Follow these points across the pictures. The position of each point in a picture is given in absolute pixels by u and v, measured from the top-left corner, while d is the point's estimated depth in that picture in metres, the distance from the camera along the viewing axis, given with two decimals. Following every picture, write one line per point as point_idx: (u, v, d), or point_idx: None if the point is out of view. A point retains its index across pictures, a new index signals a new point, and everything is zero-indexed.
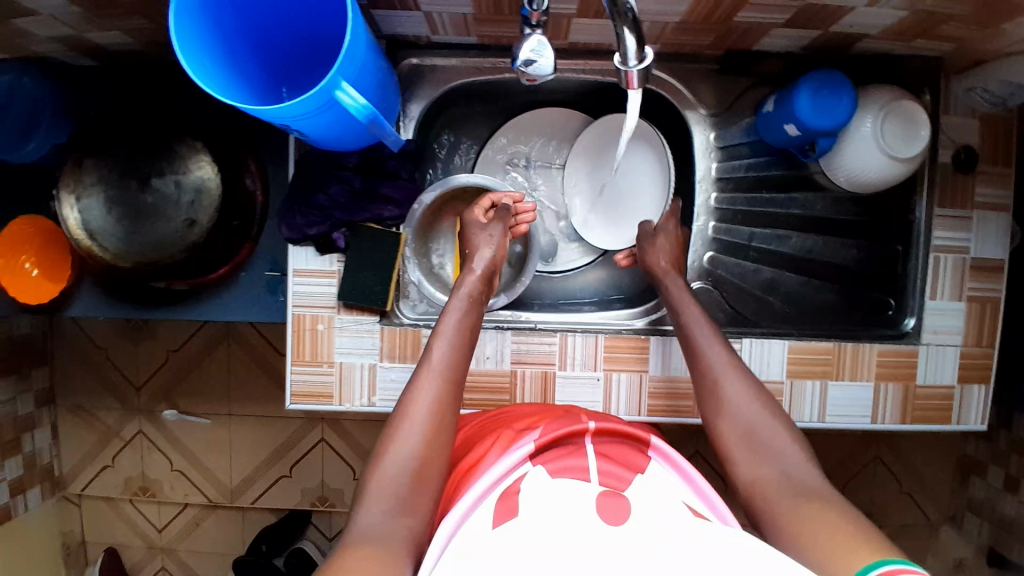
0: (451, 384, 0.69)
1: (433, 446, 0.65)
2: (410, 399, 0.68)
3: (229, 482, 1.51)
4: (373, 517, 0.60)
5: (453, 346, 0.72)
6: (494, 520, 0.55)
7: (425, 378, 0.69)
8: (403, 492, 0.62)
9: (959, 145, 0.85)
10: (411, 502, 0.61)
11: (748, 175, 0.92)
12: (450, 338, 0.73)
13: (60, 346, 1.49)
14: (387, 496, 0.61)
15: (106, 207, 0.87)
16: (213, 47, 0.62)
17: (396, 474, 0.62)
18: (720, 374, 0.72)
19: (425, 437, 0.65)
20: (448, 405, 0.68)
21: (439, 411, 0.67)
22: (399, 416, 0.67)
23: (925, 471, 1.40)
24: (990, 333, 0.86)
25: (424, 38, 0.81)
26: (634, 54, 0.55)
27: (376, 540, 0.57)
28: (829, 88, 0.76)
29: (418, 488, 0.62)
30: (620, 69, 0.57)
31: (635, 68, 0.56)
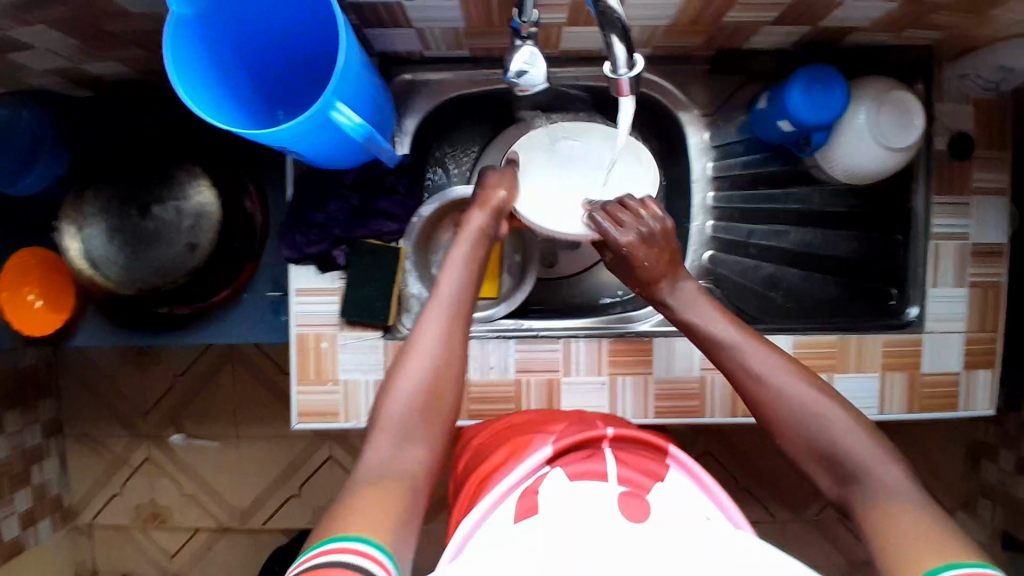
0: (461, 314, 0.67)
1: (440, 378, 0.63)
2: (417, 332, 0.66)
3: (239, 504, 1.50)
4: (380, 447, 0.59)
5: (463, 276, 0.70)
6: (516, 514, 0.56)
7: (433, 308, 0.67)
8: (413, 422, 0.61)
9: (953, 132, 0.85)
10: (416, 435, 0.61)
11: (743, 173, 0.92)
12: (459, 267, 0.70)
13: (65, 376, 1.49)
14: (394, 428, 0.60)
15: (108, 236, 0.87)
16: (208, 74, 0.62)
17: (404, 407, 0.61)
18: (745, 355, 0.66)
19: (433, 368, 0.63)
20: (457, 333, 0.66)
21: (449, 340, 0.65)
22: (406, 347, 0.65)
23: (936, 459, 1.39)
24: (994, 318, 0.86)
25: (417, 54, 0.82)
26: (625, 61, 0.55)
27: (387, 477, 0.56)
28: (821, 83, 0.76)
29: (428, 418, 0.62)
30: (610, 77, 0.57)
31: (626, 76, 0.56)
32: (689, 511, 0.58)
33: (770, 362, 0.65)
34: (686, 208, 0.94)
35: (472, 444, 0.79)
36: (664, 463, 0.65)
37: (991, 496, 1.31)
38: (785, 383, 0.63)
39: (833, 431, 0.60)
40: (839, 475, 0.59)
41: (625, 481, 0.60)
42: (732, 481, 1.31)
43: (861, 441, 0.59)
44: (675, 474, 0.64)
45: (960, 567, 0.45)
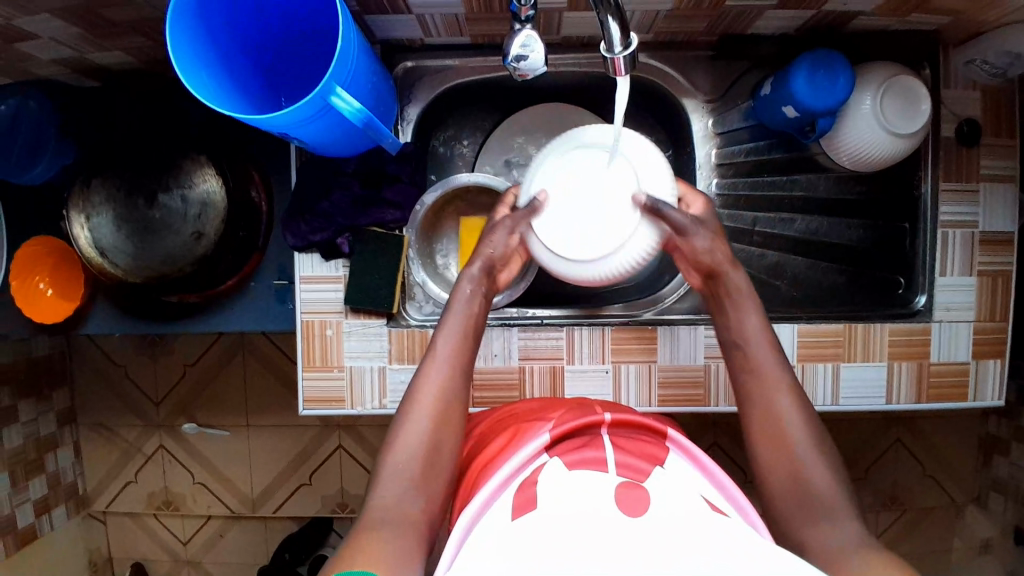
0: (459, 371, 0.70)
1: (441, 435, 0.66)
2: (417, 388, 0.68)
3: (251, 492, 1.52)
4: (384, 499, 0.61)
5: (462, 335, 0.71)
6: (512, 512, 0.56)
7: (432, 366, 0.69)
8: (415, 478, 0.63)
9: (961, 119, 0.84)
10: (419, 490, 0.62)
11: (748, 160, 0.91)
12: (458, 328, 0.72)
13: (79, 366, 1.52)
14: (397, 479, 0.62)
15: (116, 225, 0.88)
16: (209, 60, 0.62)
17: (405, 461, 0.63)
18: (768, 375, 0.68)
19: (433, 421, 0.66)
20: (456, 388, 0.69)
21: (447, 394, 0.68)
22: (408, 406, 0.67)
23: (948, 453, 1.38)
24: (1004, 307, 0.85)
25: (419, 41, 0.82)
26: (619, 40, 0.53)
27: (388, 524, 0.58)
28: (824, 68, 0.75)
29: (429, 472, 0.64)
30: (606, 57, 0.55)
31: (621, 54, 0.54)
32: (689, 493, 0.58)
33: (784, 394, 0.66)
34: None
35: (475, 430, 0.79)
36: (663, 447, 0.66)
37: (1003, 491, 1.31)
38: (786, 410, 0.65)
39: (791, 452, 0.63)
40: (794, 499, 0.61)
41: (624, 467, 0.61)
42: (741, 474, 1.31)
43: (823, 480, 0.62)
44: (676, 458, 0.65)
45: None
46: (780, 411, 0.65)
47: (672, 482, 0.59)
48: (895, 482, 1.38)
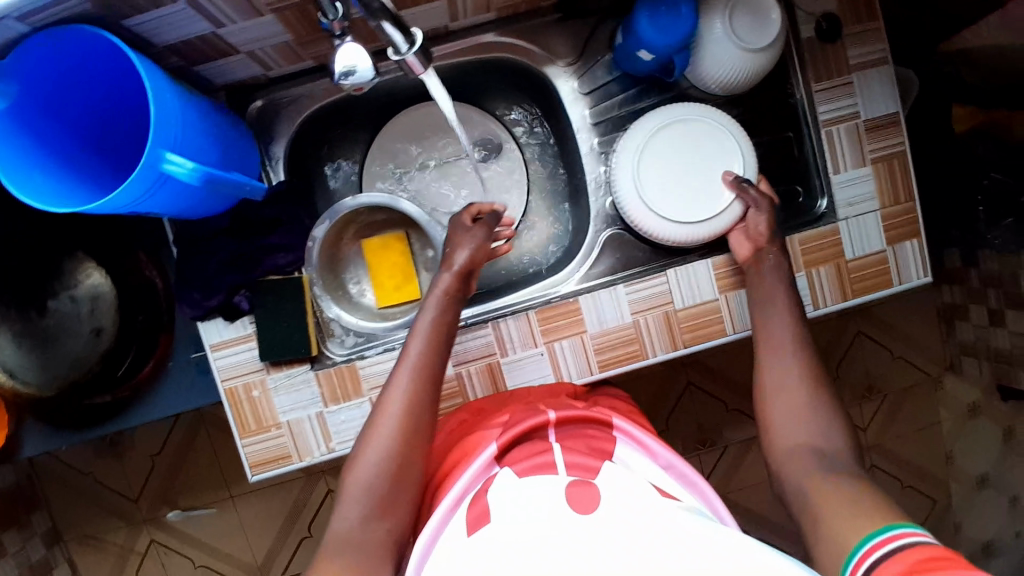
0: (427, 378, 0.70)
1: (409, 445, 0.66)
2: (384, 400, 0.69)
3: (255, 559, 1.50)
4: (346, 518, 0.62)
5: (429, 341, 0.73)
6: (467, 530, 0.57)
7: (400, 375, 0.70)
8: (380, 493, 0.63)
9: (819, 16, 0.84)
10: (384, 505, 0.63)
11: (622, 112, 0.89)
12: (426, 333, 0.73)
13: (48, 485, 1.47)
14: (359, 497, 0.63)
15: (14, 343, 0.83)
16: (43, 161, 0.60)
17: (369, 477, 0.64)
18: (773, 382, 0.70)
19: (399, 432, 0.66)
20: (423, 395, 0.69)
21: (414, 402, 0.68)
22: (373, 419, 0.68)
23: (910, 332, 1.41)
24: (906, 187, 0.85)
25: (263, 77, 0.79)
26: (402, 38, 0.56)
27: (351, 551, 0.59)
28: (664, 5, 0.74)
29: (396, 486, 0.64)
30: (398, 59, 0.58)
31: (409, 52, 0.57)
32: (638, 482, 0.61)
33: (783, 401, 0.69)
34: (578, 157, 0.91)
35: None
36: (609, 438, 0.68)
37: (974, 354, 1.31)
38: (784, 419, 0.68)
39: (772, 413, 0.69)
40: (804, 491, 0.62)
41: (575, 467, 0.62)
42: (721, 407, 1.32)
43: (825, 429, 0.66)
44: (622, 446, 0.68)
45: (903, 527, 0.52)
46: (773, 396, 0.70)
47: (621, 475, 0.61)
48: (868, 372, 1.41)
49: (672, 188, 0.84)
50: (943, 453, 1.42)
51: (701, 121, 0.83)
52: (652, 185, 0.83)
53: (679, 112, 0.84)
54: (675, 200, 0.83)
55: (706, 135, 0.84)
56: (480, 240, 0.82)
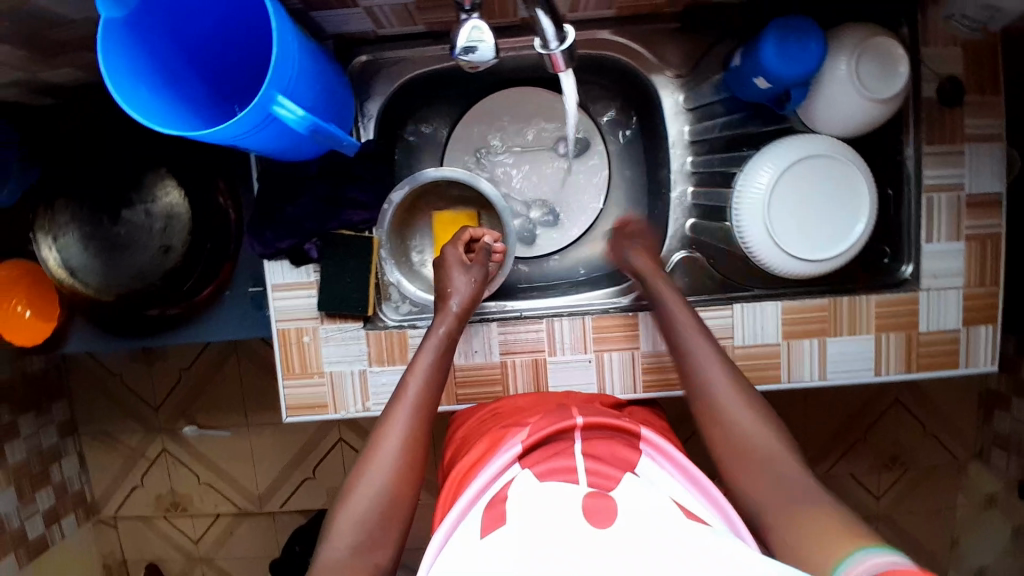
0: (424, 419, 0.69)
1: (403, 482, 0.63)
2: (379, 436, 0.66)
3: (257, 489, 1.54)
4: (335, 549, 0.59)
5: (426, 381, 0.72)
6: (482, 529, 0.54)
7: (396, 413, 0.68)
8: (371, 529, 0.60)
9: (943, 77, 0.80)
10: (372, 544, 0.60)
11: (722, 134, 0.86)
12: (423, 373, 0.72)
13: (77, 378, 1.52)
14: (351, 532, 0.60)
15: (85, 245, 0.86)
16: (150, 78, 0.60)
17: (362, 513, 0.61)
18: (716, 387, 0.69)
19: (396, 467, 0.64)
20: (420, 435, 0.67)
21: (411, 442, 0.66)
22: (368, 453, 0.65)
23: (947, 410, 1.37)
24: (993, 271, 0.82)
25: (372, 33, 0.78)
26: (555, 35, 0.52)
27: None
28: (795, 34, 0.71)
29: (387, 524, 0.61)
30: (542, 52, 0.54)
31: (558, 50, 0.53)
32: (658, 498, 0.56)
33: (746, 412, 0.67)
34: (666, 175, 0.91)
35: (456, 436, 0.78)
36: (636, 449, 0.64)
37: (1006, 446, 1.27)
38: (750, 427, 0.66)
39: (731, 412, 0.67)
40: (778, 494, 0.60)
41: (595, 477, 0.58)
42: None
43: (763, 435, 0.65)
44: (647, 459, 0.63)
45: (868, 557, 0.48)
46: (734, 407, 0.67)
47: (642, 489, 0.57)
48: (894, 440, 1.38)
49: (794, 217, 0.79)
50: (950, 537, 1.41)
51: (836, 152, 0.79)
52: (776, 212, 0.79)
53: (840, 150, 0.79)
54: (791, 232, 0.79)
55: (850, 181, 0.79)
56: (478, 281, 0.81)
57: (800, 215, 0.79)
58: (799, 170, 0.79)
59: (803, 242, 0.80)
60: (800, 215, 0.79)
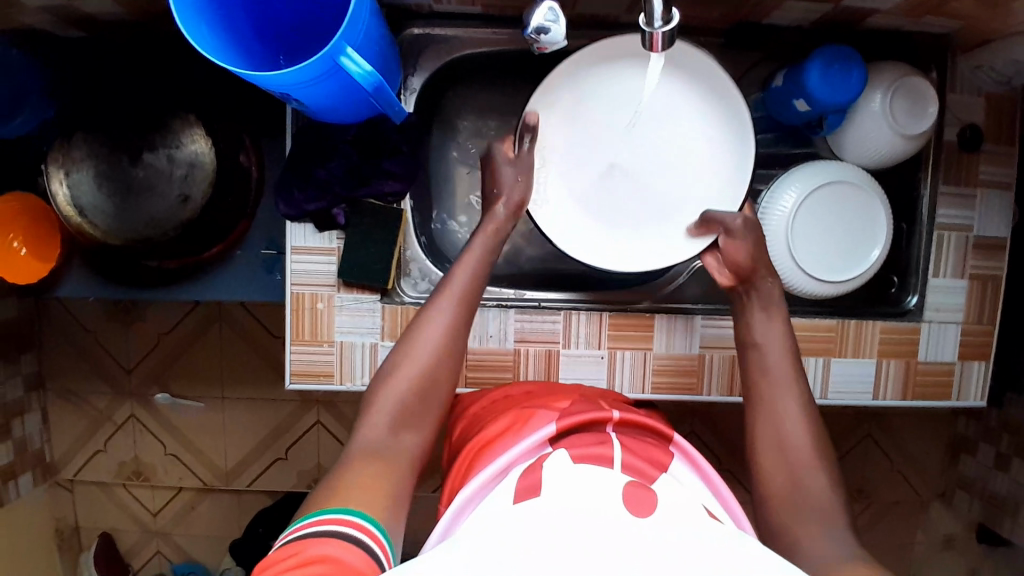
0: (464, 315, 0.69)
1: (435, 375, 0.65)
2: (417, 328, 0.67)
3: (225, 464, 1.46)
4: (374, 428, 0.61)
5: (473, 276, 0.71)
6: (515, 497, 0.54)
7: (443, 302, 0.69)
8: (408, 404, 0.63)
9: (965, 123, 0.84)
10: (413, 418, 0.63)
11: (756, 151, 0.88)
12: (472, 266, 0.72)
13: (49, 329, 1.43)
14: (388, 407, 0.62)
15: (97, 183, 0.85)
16: (211, 14, 0.60)
17: (399, 396, 0.63)
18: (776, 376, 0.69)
19: (434, 359, 0.66)
20: (458, 333, 0.68)
21: (449, 338, 0.67)
22: (406, 345, 0.67)
23: (917, 451, 1.39)
24: (991, 311, 0.86)
25: (427, 8, 0.79)
26: (660, 14, 0.54)
27: (380, 455, 0.58)
28: (840, 62, 0.74)
29: (422, 406, 0.64)
30: (644, 31, 0.55)
31: (661, 30, 0.54)
32: (689, 499, 0.56)
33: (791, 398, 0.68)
34: None
35: (464, 414, 0.78)
36: (666, 451, 0.63)
37: (968, 490, 1.32)
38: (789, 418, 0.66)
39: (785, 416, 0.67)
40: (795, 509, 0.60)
41: (629, 469, 0.58)
42: (716, 462, 1.31)
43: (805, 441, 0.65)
44: (678, 464, 0.62)
45: None
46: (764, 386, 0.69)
47: (674, 489, 0.57)
48: (863, 475, 1.39)
49: (830, 235, 0.82)
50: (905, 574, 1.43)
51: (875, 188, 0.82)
52: (814, 223, 0.82)
53: (872, 183, 0.82)
54: (824, 254, 0.82)
55: (873, 214, 0.82)
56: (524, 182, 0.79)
57: (840, 233, 0.82)
58: (835, 188, 0.81)
59: (840, 263, 0.82)
60: (840, 230, 0.82)
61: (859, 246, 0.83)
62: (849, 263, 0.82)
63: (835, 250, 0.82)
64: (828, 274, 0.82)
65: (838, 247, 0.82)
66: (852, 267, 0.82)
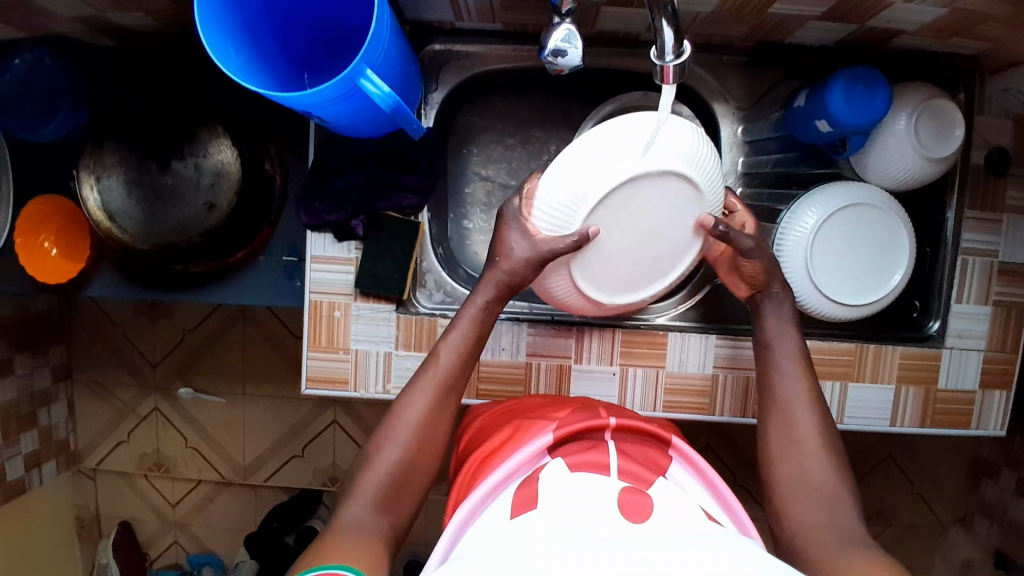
0: (447, 398, 0.69)
1: (416, 462, 0.65)
2: (402, 407, 0.68)
3: (242, 460, 1.49)
4: (356, 508, 0.61)
5: (460, 361, 0.70)
6: (511, 511, 0.55)
7: (425, 384, 0.68)
8: (389, 491, 0.63)
9: (993, 146, 0.83)
10: (393, 505, 0.63)
11: (773, 171, 0.87)
12: (456, 349, 0.70)
13: (77, 323, 1.47)
14: (374, 494, 0.62)
15: (127, 190, 0.87)
16: (238, 36, 0.62)
17: (382, 478, 0.63)
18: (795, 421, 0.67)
19: (413, 447, 0.65)
20: (439, 421, 0.68)
21: (433, 421, 0.67)
22: (389, 424, 0.67)
23: (937, 473, 1.36)
24: (1015, 339, 0.84)
25: (448, 24, 0.80)
26: (672, 48, 0.53)
27: (360, 532, 0.58)
28: (863, 84, 0.73)
29: (402, 493, 0.64)
30: (656, 63, 0.55)
31: (672, 63, 0.54)
32: (686, 503, 0.56)
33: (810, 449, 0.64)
34: None
35: (471, 426, 0.78)
36: (664, 454, 0.63)
37: (989, 515, 1.29)
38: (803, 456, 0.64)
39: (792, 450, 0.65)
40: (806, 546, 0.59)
41: (626, 475, 0.58)
42: (730, 478, 1.30)
43: (810, 464, 0.64)
44: (677, 469, 0.63)
45: None
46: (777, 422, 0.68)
47: (672, 492, 0.57)
48: (881, 496, 1.37)
49: (849, 260, 0.81)
50: None
51: (894, 216, 0.81)
52: (832, 249, 0.81)
53: (884, 200, 0.81)
54: (846, 279, 0.81)
55: (893, 235, 0.81)
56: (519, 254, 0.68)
57: (861, 257, 0.81)
58: (855, 213, 0.80)
59: (861, 288, 0.81)
60: (861, 255, 0.81)
61: (879, 268, 0.82)
62: (872, 285, 0.81)
63: (856, 275, 0.81)
64: (850, 300, 0.81)
65: (859, 271, 0.81)
66: (874, 287, 0.81)
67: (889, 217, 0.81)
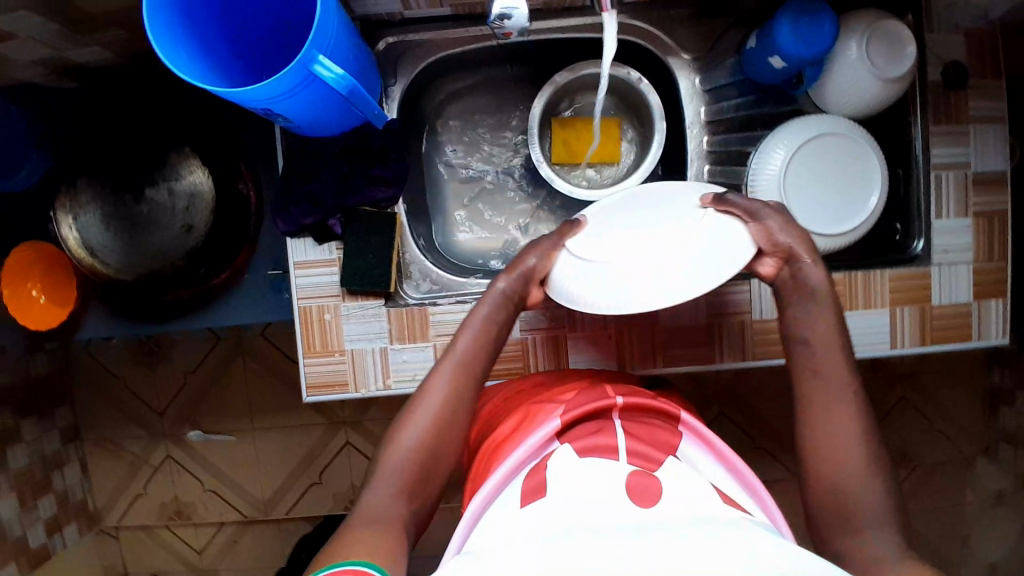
0: (469, 379, 0.68)
1: (439, 440, 0.65)
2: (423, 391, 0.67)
3: (261, 495, 1.48)
4: (380, 495, 0.61)
5: (479, 342, 0.70)
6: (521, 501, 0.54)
7: (443, 368, 0.68)
8: (413, 473, 0.63)
9: (948, 61, 0.84)
10: (419, 486, 0.63)
11: (738, 116, 0.88)
12: (475, 331, 0.70)
13: (78, 380, 1.47)
14: (396, 474, 0.62)
15: (104, 223, 0.89)
16: (189, 43, 0.63)
17: (405, 455, 0.63)
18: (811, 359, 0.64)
19: (436, 427, 0.65)
20: (462, 401, 0.67)
21: (455, 399, 0.67)
22: (411, 405, 0.66)
23: (954, 408, 1.35)
24: (1002, 247, 0.84)
25: (398, 15, 0.81)
26: None
27: (379, 519, 0.58)
28: (809, 15, 0.74)
29: (425, 473, 0.63)
30: None
31: None
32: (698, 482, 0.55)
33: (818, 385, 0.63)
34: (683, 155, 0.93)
35: (480, 412, 0.78)
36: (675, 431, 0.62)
37: (1012, 441, 1.28)
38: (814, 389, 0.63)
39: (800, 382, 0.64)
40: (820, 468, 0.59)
41: (635, 455, 0.57)
42: (748, 442, 1.29)
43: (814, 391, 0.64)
44: (688, 444, 0.61)
45: None
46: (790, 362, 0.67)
47: (685, 473, 0.56)
48: (902, 438, 1.36)
49: (829, 189, 0.81)
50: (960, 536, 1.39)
51: (867, 148, 0.82)
52: (805, 179, 0.81)
53: (854, 130, 0.81)
54: (822, 208, 0.81)
55: (868, 166, 0.82)
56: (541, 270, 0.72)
57: (836, 185, 0.82)
58: (827, 141, 0.81)
59: (839, 215, 0.82)
60: (837, 181, 0.82)
61: (856, 196, 0.82)
62: (851, 210, 0.82)
63: (835, 203, 0.82)
64: (829, 227, 0.81)
65: (838, 198, 0.82)
66: (852, 215, 0.82)
67: (860, 146, 0.81)
